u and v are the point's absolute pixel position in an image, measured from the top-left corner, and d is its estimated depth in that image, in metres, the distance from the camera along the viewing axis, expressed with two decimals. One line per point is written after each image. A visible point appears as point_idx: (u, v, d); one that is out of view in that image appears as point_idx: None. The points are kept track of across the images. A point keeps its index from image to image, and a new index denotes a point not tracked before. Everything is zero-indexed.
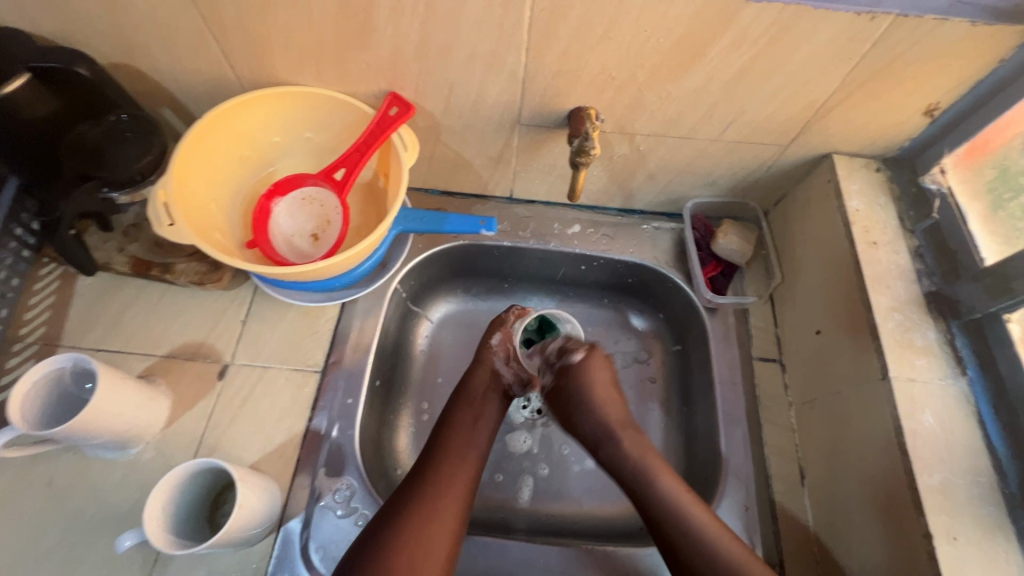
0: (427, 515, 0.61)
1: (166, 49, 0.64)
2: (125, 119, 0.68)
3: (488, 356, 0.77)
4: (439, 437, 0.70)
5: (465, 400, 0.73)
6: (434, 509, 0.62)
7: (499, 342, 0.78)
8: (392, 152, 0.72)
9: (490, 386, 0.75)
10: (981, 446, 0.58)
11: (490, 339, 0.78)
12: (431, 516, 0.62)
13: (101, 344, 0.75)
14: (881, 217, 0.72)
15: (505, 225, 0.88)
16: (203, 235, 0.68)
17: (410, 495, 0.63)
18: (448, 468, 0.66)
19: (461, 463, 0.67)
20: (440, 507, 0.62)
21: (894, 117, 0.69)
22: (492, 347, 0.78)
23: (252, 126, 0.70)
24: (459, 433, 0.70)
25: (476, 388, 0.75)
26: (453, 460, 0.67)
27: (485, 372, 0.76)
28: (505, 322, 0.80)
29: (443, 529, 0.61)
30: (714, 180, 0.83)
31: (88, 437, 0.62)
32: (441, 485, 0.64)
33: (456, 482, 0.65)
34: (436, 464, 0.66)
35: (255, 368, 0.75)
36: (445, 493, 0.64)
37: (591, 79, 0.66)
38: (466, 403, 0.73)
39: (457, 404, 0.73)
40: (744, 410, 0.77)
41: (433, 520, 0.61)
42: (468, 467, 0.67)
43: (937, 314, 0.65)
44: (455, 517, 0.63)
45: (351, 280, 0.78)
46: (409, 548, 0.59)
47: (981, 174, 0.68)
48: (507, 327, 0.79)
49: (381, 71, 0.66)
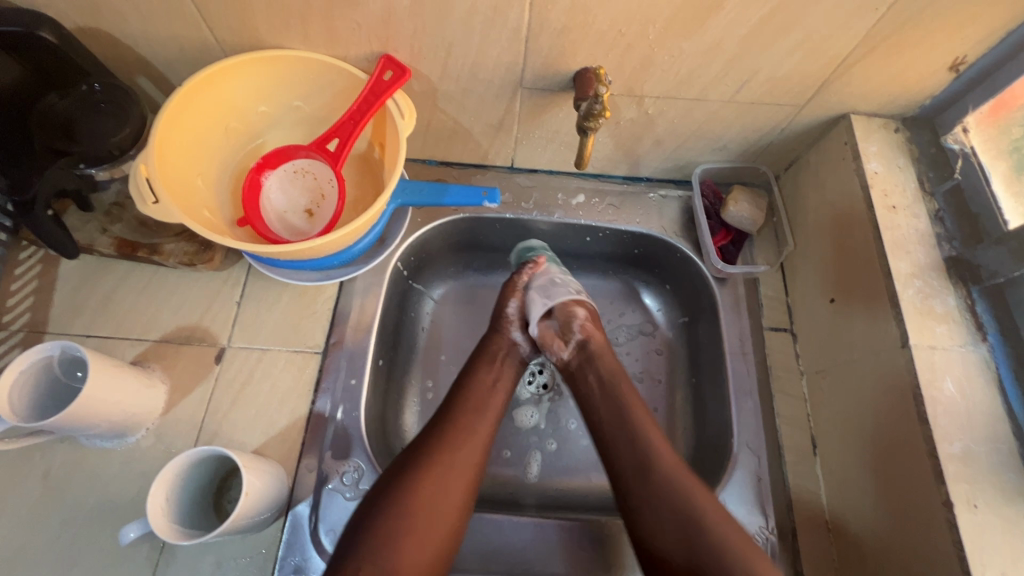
0: (447, 463, 0.61)
1: (137, 10, 0.59)
2: (97, 89, 0.63)
3: (505, 322, 0.77)
4: (453, 395, 0.68)
5: (486, 360, 0.73)
6: (455, 456, 0.61)
7: (517, 308, 0.78)
8: (388, 120, 0.67)
9: (509, 350, 0.75)
10: (1001, 412, 0.57)
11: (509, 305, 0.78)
12: (452, 462, 0.61)
13: (91, 330, 0.72)
14: (900, 178, 0.69)
15: (507, 196, 0.85)
16: (191, 213, 0.64)
17: (428, 443, 0.62)
18: (467, 419, 0.65)
19: (479, 416, 0.66)
20: (461, 454, 0.62)
21: (917, 73, 0.65)
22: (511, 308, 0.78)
23: (236, 94, 0.65)
24: (478, 387, 0.69)
25: (497, 348, 0.75)
26: (471, 414, 0.66)
27: (503, 334, 0.76)
28: (516, 283, 0.79)
29: (463, 475, 0.61)
30: (724, 145, 0.79)
31: (84, 427, 0.60)
32: (460, 432, 0.63)
33: (475, 430, 0.64)
34: (455, 413, 0.65)
35: (253, 350, 0.73)
36: (463, 441, 0.63)
37: (599, 36, 0.61)
38: (487, 361, 0.72)
39: (478, 362, 0.72)
40: (755, 381, 0.76)
41: (456, 466, 0.61)
42: (488, 420, 0.66)
43: (957, 279, 0.63)
44: (473, 467, 0.62)
45: (350, 257, 0.74)
46: (430, 491, 0.58)
47: (1006, 133, 0.65)
48: (520, 290, 0.78)
49: (373, 31, 0.62)
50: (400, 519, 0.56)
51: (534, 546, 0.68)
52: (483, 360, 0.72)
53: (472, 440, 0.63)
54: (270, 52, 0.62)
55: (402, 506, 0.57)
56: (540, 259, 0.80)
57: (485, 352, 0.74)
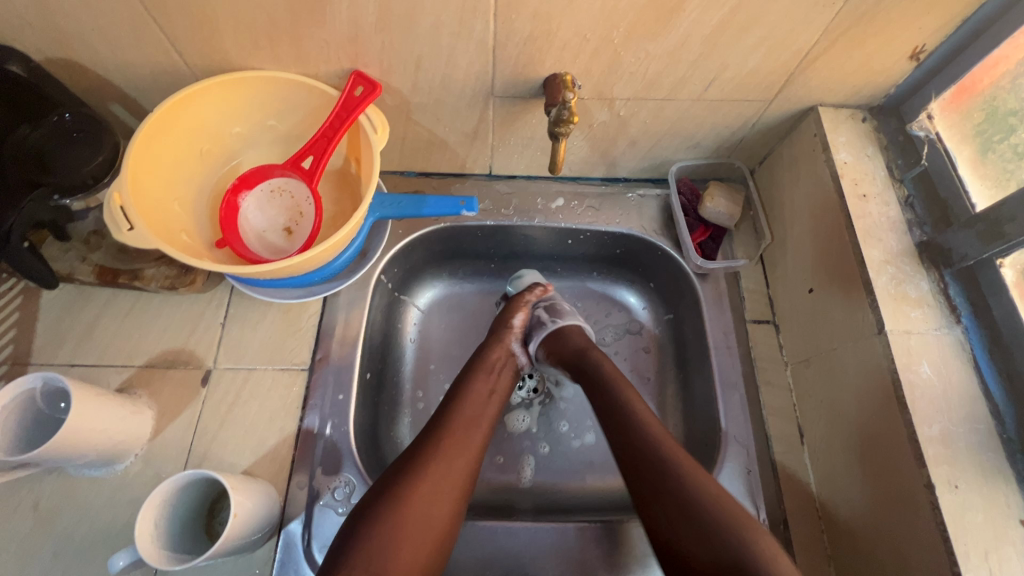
0: (439, 472, 0.61)
1: (104, 38, 0.59)
2: (69, 119, 0.64)
3: (506, 335, 0.78)
4: (448, 404, 0.68)
5: (483, 370, 0.73)
6: (445, 464, 0.61)
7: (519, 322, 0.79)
8: (361, 135, 0.68)
9: (506, 361, 0.76)
10: (977, 392, 0.58)
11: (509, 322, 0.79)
12: (445, 471, 0.61)
13: (75, 359, 0.71)
14: (870, 167, 0.70)
15: (486, 204, 0.85)
16: (168, 238, 0.64)
17: (421, 452, 0.62)
18: (463, 430, 0.65)
19: (473, 427, 0.66)
20: (454, 464, 0.62)
21: (879, 63, 0.66)
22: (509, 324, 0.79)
23: (208, 117, 0.66)
24: (473, 396, 0.69)
25: (493, 360, 0.75)
26: (466, 423, 0.66)
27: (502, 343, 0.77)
28: (523, 300, 0.81)
29: (455, 485, 0.61)
30: (698, 142, 0.80)
31: (72, 458, 0.60)
32: (454, 443, 0.64)
33: (469, 441, 0.65)
34: (449, 421, 0.66)
35: (240, 371, 0.73)
36: (456, 450, 0.63)
37: (565, 43, 0.62)
38: (483, 373, 0.73)
39: (473, 372, 0.73)
40: (741, 374, 0.76)
41: (448, 474, 0.61)
42: (482, 430, 0.67)
43: (929, 264, 0.64)
44: (465, 477, 0.62)
45: (331, 273, 0.74)
46: (422, 498, 0.58)
47: (969, 118, 0.66)
48: (526, 305, 0.80)
49: (342, 48, 0.62)
50: (388, 529, 0.56)
51: (528, 551, 0.68)
52: (480, 371, 0.73)
53: (466, 449, 0.64)
54: (239, 74, 0.62)
55: (391, 515, 0.57)
56: (548, 286, 0.83)
57: (486, 362, 0.74)
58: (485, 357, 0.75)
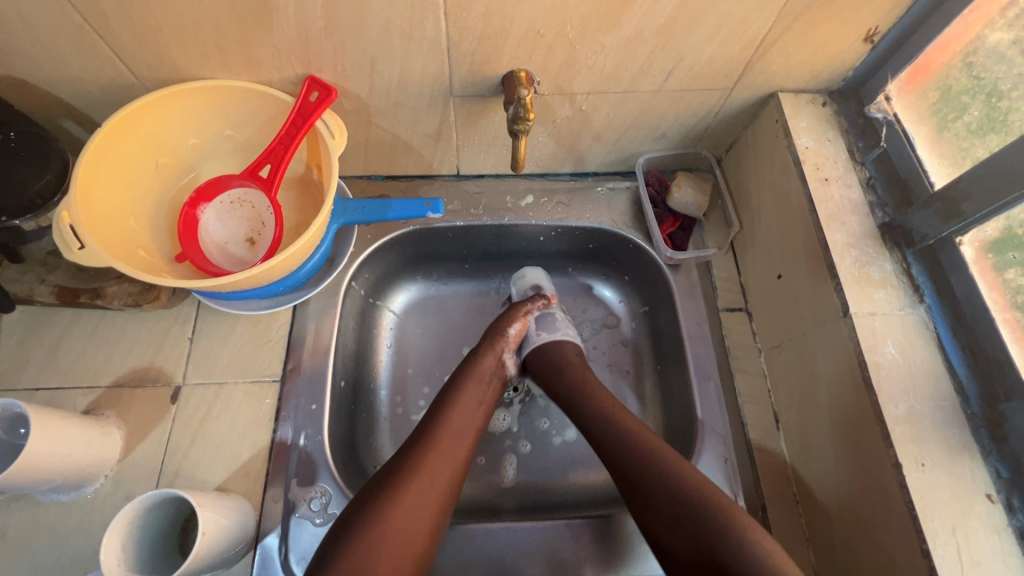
0: (423, 481, 0.61)
1: (47, 54, 0.58)
2: (13, 138, 0.62)
3: (501, 343, 0.77)
4: (436, 412, 0.68)
5: (472, 378, 0.72)
6: (427, 481, 0.61)
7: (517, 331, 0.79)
8: (319, 141, 0.67)
9: (498, 371, 0.75)
10: (942, 370, 0.59)
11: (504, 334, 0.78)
12: (427, 485, 0.61)
13: (39, 382, 0.70)
14: (831, 151, 0.71)
15: (455, 205, 0.85)
16: (123, 255, 0.62)
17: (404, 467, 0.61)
18: (450, 444, 0.65)
19: (461, 435, 0.66)
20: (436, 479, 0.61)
21: (835, 47, 0.66)
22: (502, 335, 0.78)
23: (161, 130, 0.64)
24: (459, 403, 0.69)
25: (485, 368, 0.74)
26: (453, 431, 0.66)
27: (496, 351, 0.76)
28: (523, 310, 0.80)
29: (436, 499, 0.60)
30: (663, 133, 0.80)
31: (37, 484, 0.58)
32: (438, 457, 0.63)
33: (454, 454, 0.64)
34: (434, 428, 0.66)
35: (210, 385, 0.72)
36: (439, 465, 0.62)
37: (519, 39, 0.62)
38: (472, 380, 0.72)
39: (461, 379, 0.72)
40: (715, 363, 0.77)
41: (430, 489, 0.60)
42: (467, 439, 0.67)
43: (891, 244, 0.65)
44: (448, 487, 0.62)
45: (298, 282, 0.73)
46: (405, 508, 0.58)
47: (925, 98, 0.66)
48: (524, 316, 0.80)
49: (293, 55, 0.61)
50: (368, 539, 0.55)
51: (509, 552, 0.68)
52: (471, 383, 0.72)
53: (449, 463, 0.63)
54: (190, 84, 0.61)
55: (368, 533, 0.56)
56: (550, 297, 0.82)
57: (479, 371, 0.73)
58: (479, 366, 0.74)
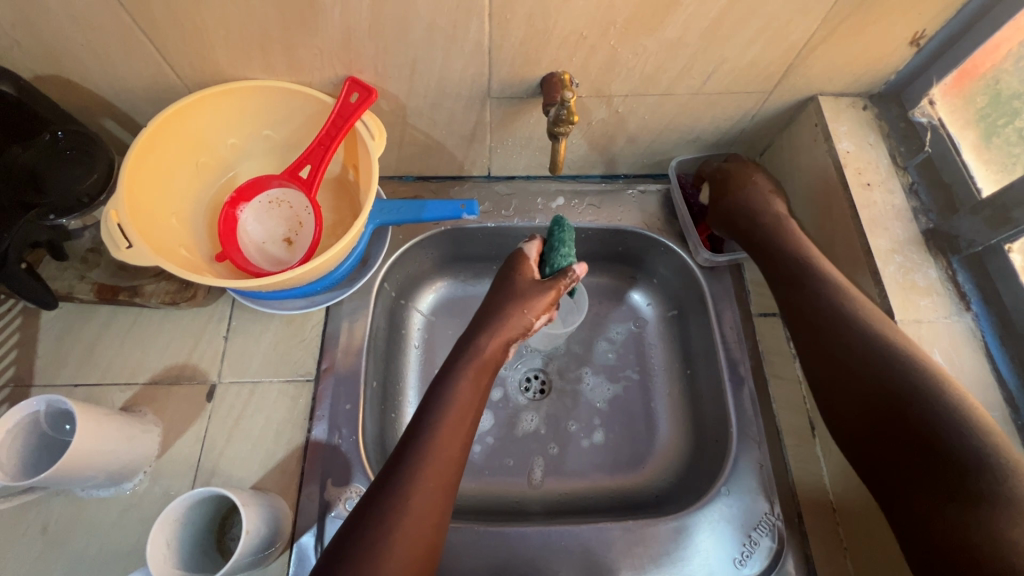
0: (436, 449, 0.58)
1: (94, 55, 0.58)
2: (61, 138, 0.63)
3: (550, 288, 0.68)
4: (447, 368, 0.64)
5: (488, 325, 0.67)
6: (417, 486, 0.55)
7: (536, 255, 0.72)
8: (358, 142, 0.67)
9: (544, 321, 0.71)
10: (991, 379, 0.58)
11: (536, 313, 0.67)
12: (442, 452, 0.58)
13: (78, 379, 0.71)
14: (873, 156, 0.70)
15: (486, 206, 0.85)
16: (165, 253, 0.63)
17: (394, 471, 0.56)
18: (441, 445, 0.58)
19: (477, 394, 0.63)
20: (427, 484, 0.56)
21: (880, 50, 0.65)
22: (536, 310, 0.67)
23: (204, 130, 0.65)
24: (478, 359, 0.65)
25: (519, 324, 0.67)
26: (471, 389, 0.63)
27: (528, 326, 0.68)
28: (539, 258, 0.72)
29: (447, 462, 0.58)
30: (697, 136, 0.80)
31: (81, 479, 0.59)
32: (429, 455, 0.57)
33: (445, 454, 0.58)
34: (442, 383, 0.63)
35: (244, 384, 0.72)
36: (431, 469, 0.56)
37: (562, 41, 0.61)
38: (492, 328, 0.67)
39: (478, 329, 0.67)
40: (749, 368, 0.76)
41: (444, 456, 0.58)
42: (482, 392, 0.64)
43: (936, 251, 0.64)
44: (461, 447, 0.59)
45: (333, 282, 0.73)
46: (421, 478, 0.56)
47: (971, 102, 0.66)
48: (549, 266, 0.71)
49: (335, 55, 0.61)
50: (388, 511, 0.54)
51: (542, 554, 0.68)
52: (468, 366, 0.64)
53: (447, 454, 0.58)
54: (233, 84, 0.61)
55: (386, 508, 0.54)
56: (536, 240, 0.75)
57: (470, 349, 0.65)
58: (476, 349, 0.65)
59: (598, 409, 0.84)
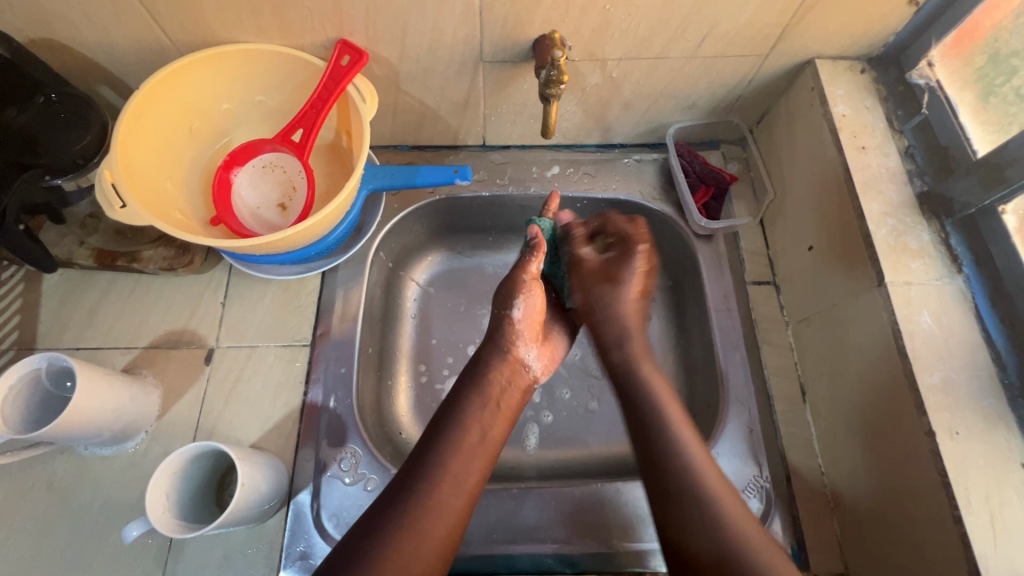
0: (449, 479, 0.57)
1: (86, 17, 0.58)
2: (55, 99, 0.63)
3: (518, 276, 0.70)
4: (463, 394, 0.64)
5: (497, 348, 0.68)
6: (420, 505, 0.54)
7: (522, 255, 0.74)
8: (351, 107, 0.67)
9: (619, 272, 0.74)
10: (980, 340, 0.58)
11: (512, 302, 0.68)
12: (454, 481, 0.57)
13: (80, 342, 0.72)
14: (868, 119, 0.69)
15: (481, 174, 0.85)
16: (161, 215, 0.64)
17: (401, 493, 0.55)
18: (455, 463, 0.58)
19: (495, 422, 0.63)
20: (440, 506, 0.55)
21: (877, 10, 0.64)
22: (508, 301, 0.69)
23: (197, 94, 0.65)
24: (492, 390, 0.65)
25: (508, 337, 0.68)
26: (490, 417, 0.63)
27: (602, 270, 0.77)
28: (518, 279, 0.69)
29: (460, 492, 0.57)
30: (693, 102, 0.79)
31: (85, 436, 0.61)
32: (439, 482, 0.56)
33: (456, 480, 0.57)
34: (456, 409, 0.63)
35: (242, 348, 0.73)
36: (443, 488, 0.56)
37: (552, 2, 0.60)
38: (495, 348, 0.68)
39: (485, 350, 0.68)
40: (742, 336, 0.76)
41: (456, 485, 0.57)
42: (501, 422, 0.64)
43: (930, 214, 0.64)
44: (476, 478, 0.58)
45: (327, 248, 0.74)
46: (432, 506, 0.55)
47: (970, 63, 0.65)
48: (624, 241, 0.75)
49: (326, 17, 0.61)
50: (391, 531, 0.52)
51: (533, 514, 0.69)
52: (479, 391, 0.64)
53: (460, 486, 0.57)
54: (226, 47, 0.61)
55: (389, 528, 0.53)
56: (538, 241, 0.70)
57: (483, 376, 0.66)
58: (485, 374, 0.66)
59: (592, 377, 0.85)
